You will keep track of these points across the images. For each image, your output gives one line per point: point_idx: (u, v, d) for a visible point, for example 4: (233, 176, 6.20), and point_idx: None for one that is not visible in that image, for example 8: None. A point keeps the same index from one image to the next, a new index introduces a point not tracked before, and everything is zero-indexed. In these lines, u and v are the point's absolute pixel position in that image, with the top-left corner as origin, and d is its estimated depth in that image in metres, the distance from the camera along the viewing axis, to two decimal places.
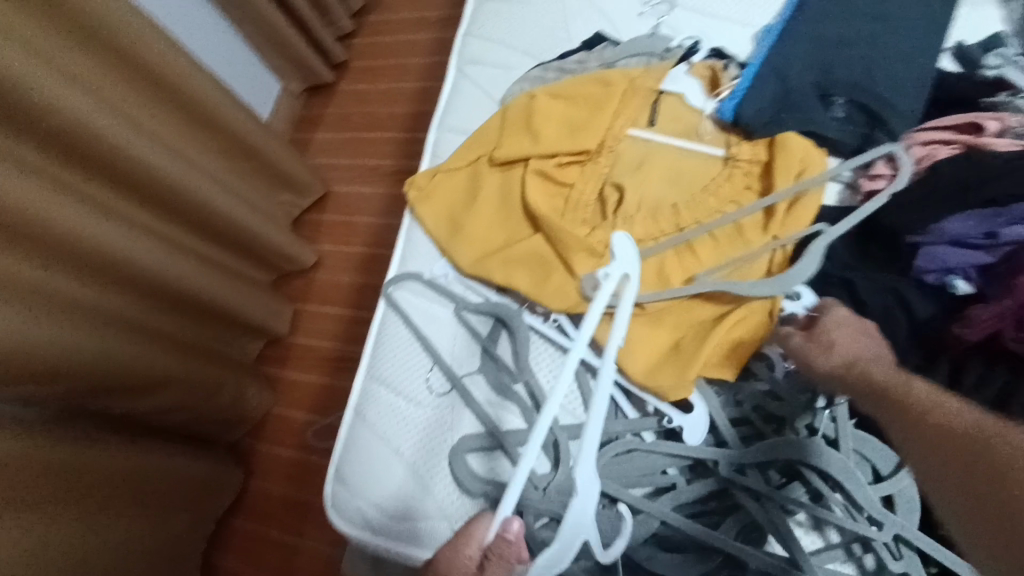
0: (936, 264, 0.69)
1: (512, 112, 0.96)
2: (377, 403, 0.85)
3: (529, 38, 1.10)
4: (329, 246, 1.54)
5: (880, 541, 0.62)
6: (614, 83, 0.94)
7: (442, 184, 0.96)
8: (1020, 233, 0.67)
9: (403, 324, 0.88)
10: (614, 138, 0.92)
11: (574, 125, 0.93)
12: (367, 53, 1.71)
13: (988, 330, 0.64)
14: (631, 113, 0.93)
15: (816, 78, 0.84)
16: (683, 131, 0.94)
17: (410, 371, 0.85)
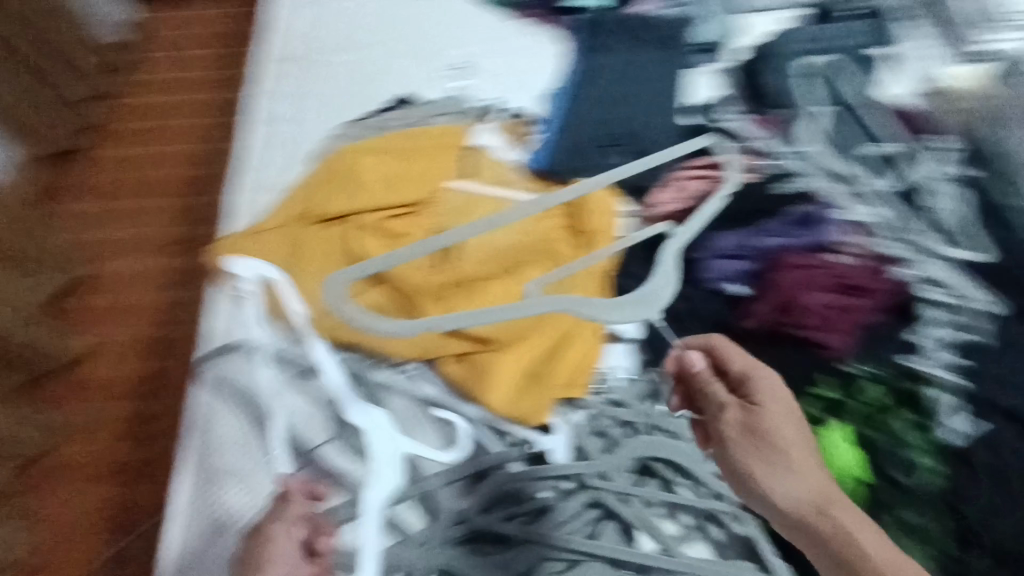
0: (714, 273, 0.83)
1: (332, 167, 0.98)
2: (209, 490, 0.76)
3: (331, 98, 1.10)
4: (94, 336, 1.24)
5: (723, 511, 0.71)
6: (428, 138, 0.99)
7: (257, 245, 0.90)
8: (765, 243, 0.84)
9: (228, 399, 0.81)
10: (435, 188, 0.94)
11: (394, 177, 0.95)
12: (125, 112, 1.49)
13: (761, 320, 0.80)
14: (448, 165, 0.97)
15: (597, 130, 0.98)
16: (498, 178, 0.96)
17: (244, 448, 0.77)
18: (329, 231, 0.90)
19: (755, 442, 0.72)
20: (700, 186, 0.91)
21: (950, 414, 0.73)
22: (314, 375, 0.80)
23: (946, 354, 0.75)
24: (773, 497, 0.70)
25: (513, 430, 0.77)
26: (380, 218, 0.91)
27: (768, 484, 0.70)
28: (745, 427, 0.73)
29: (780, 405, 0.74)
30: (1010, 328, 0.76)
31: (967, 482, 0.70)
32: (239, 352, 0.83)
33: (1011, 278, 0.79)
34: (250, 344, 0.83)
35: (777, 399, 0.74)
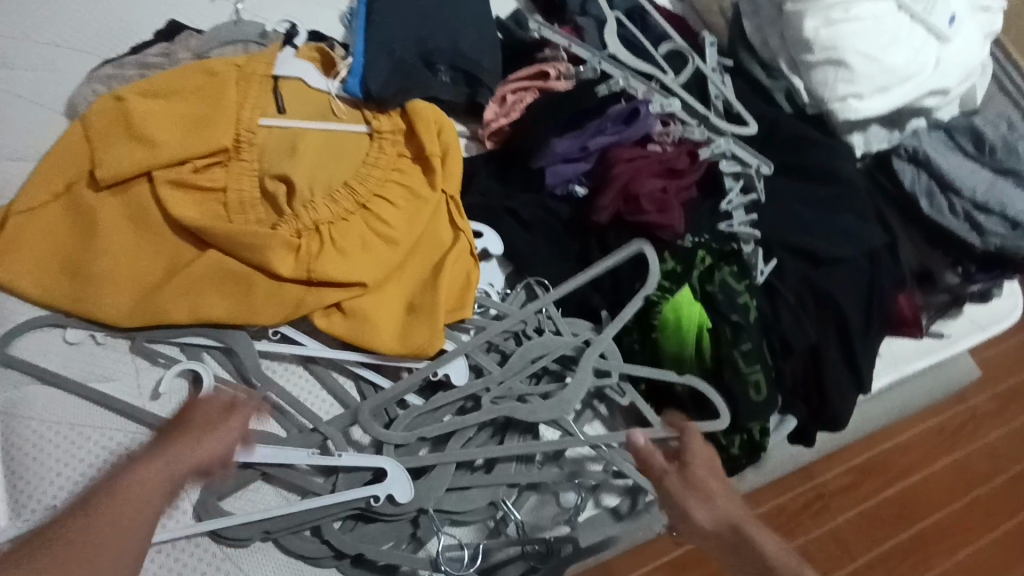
0: (559, 179, 0.88)
1: (100, 119, 0.78)
2: (44, 487, 0.66)
3: (76, 30, 0.88)
4: None
5: (612, 385, 0.77)
6: (224, 73, 0.84)
7: (23, 230, 0.74)
8: (600, 142, 0.88)
9: (39, 383, 0.70)
10: (250, 128, 0.82)
11: (193, 123, 0.80)
12: None
13: (611, 211, 0.83)
14: (260, 102, 0.84)
15: (416, 49, 0.90)
16: (325, 112, 0.89)
17: (80, 440, 0.68)
18: (128, 208, 0.77)
19: (691, 487, 0.64)
20: (527, 101, 0.95)
21: (762, 260, 0.84)
22: (168, 350, 0.75)
23: (749, 215, 0.86)
24: (705, 528, 0.61)
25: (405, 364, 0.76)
26: (193, 175, 0.79)
27: (709, 513, 0.61)
28: (682, 476, 0.65)
29: (706, 455, 0.67)
30: (785, 186, 0.92)
31: (783, 310, 0.81)
32: (51, 332, 0.73)
33: (780, 145, 0.94)
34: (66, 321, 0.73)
35: (700, 446, 0.67)
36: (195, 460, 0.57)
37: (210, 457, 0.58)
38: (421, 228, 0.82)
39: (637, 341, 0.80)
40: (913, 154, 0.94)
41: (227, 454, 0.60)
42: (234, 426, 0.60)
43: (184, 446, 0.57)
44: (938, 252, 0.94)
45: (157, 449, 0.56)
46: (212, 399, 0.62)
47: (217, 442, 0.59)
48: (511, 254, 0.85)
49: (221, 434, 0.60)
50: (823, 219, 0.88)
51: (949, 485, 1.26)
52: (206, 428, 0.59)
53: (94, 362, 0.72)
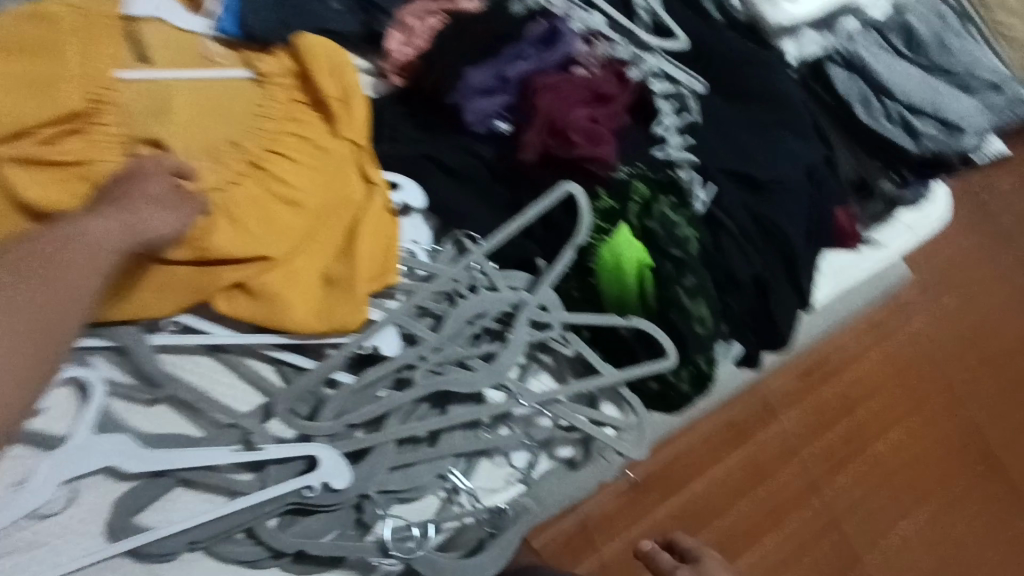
0: (477, 115, 0.78)
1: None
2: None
3: None
4: None
5: (555, 336, 0.73)
6: (61, 17, 0.67)
7: None
8: (518, 69, 0.79)
9: None
10: (108, 82, 0.67)
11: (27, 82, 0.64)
12: None
13: (538, 148, 0.75)
14: (115, 51, 0.69)
15: None
16: (199, 59, 0.76)
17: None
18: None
19: None
20: (432, 26, 0.83)
21: (700, 185, 0.79)
22: None
23: (683, 138, 0.81)
24: None
25: (328, 340, 0.69)
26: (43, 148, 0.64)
27: None
28: None
29: None
30: (719, 104, 0.86)
31: (723, 240, 0.78)
32: None
33: (711, 58, 0.88)
34: None
35: None
36: (145, 231, 0.57)
37: (161, 232, 0.58)
38: (331, 186, 0.73)
39: (576, 288, 0.76)
40: (849, 59, 0.92)
41: (175, 233, 0.60)
42: (189, 210, 0.60)
43: (135, 207, 0.57)
44: (871, 160, 0.92)
45: (110, 210, 0.55)
46: (164, 173, 0.61)
47: (168, 221, 0.59)
48: (433, 205, 0.77)
49: (175, 213, 0.60)
50: (757, 137, 0.83)
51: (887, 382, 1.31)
52: (162, 202, 0.59)
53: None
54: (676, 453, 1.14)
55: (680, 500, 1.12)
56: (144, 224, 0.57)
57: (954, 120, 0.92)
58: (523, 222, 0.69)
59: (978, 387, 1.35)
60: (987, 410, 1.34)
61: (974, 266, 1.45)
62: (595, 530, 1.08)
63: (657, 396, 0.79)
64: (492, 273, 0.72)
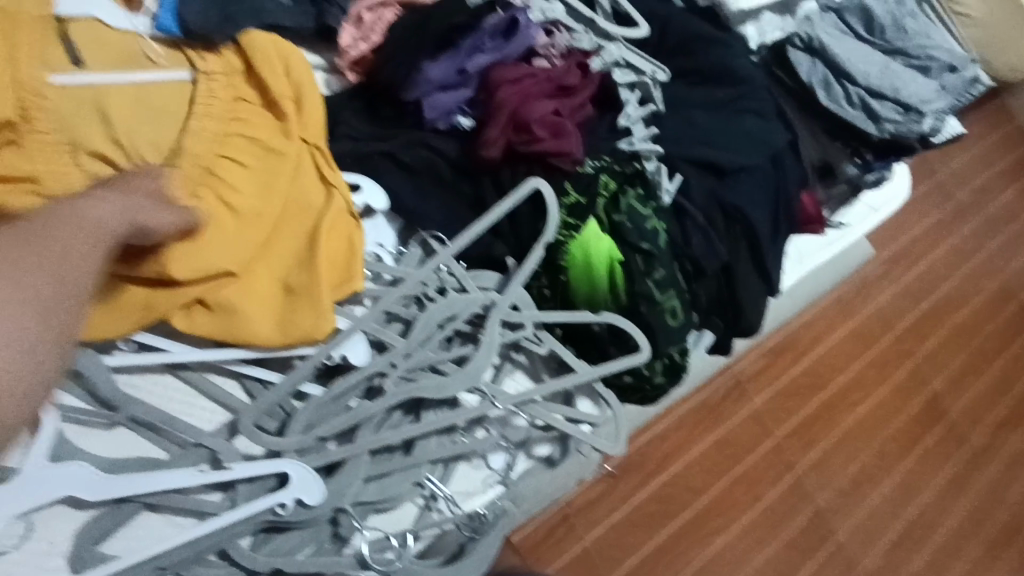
0: (438, 111, 0.76)
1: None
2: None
3: None
4: None
5: (527, 335, 0.72)
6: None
7: None
8: (479, 63, 0.77)
9: None
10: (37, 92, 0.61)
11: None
12: None
13: (502, 145, 0.73)
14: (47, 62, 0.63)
15: None
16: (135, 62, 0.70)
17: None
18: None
19: None
20: (386, 19, 0.81)
21: (666, 176, 0.78)
22: None
23: (648, 129, 0.80)
24: None
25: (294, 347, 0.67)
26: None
27: None
28: None
29: None
30: (683, 92, 0.85)
31: (692, 230, 0.78)
32: None
33: (673, 44, 0.87)
34: None
35: None
36: (141, 225, 0.49)
37: (156, 228, 0.50)
38: (289, 190, 0.70)
39: (547, 286, 0.75)
40: (809, 42, 0.91)
41: (168, 232, 0.52)
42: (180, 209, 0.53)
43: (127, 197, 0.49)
44: (834, 143, 0.93)
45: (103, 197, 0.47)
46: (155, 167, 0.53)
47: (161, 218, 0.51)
48: (396, 206, 0.75)
49: (171, 208, 0.52)
50: (722, 124, 0.83)
51: (858, 356, 1.34)
52: (154, 197, 0.51)
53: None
54: (654, 438, 1.15)
55: (659, 483, 1.13)
56: (145, 215, 0.49)
57: (912, 103, 0.91)
58: (489, 221, 0.68)
59: (939, 356, 1.40)
60: (948, 377, 1.39)
61: (929, 240, 1.50)
62: (577, 522, 1.06)
63: (633, 389, 0.79)
64: (461, 275, 0.71)
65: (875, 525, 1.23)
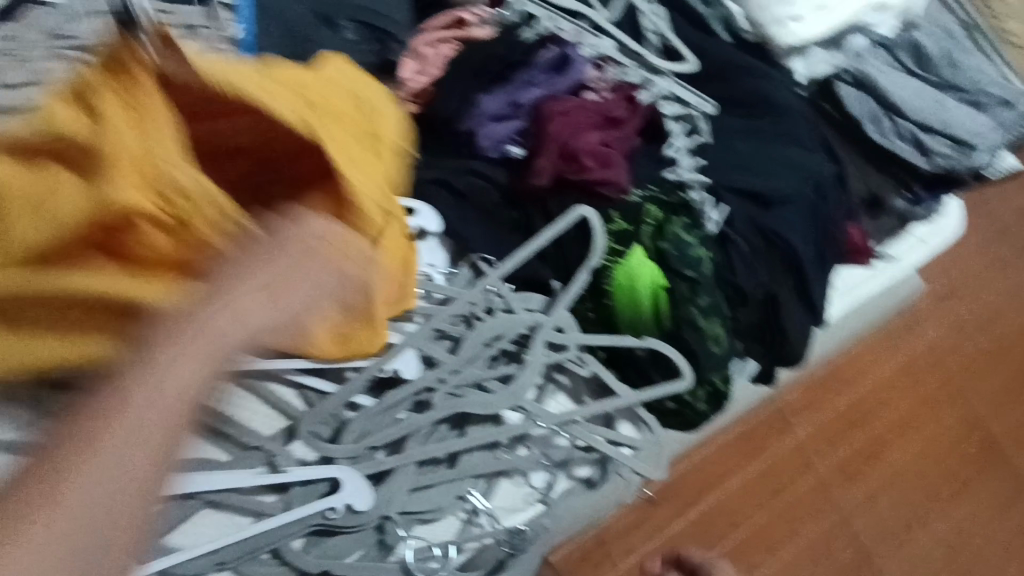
0: (490, 140, 0.80)
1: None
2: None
3: None
4: None
5: (570, 356, 0.74)
6: (60, 110, 0.55)
7: None
8: (531, 96, 0.81)
9: None
10: (156, 159, 0.55)
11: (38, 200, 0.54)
12: None
13: (550, 173, 0.76)
14: (164, 122, 0.56)
15: (311, 7, 0.81)
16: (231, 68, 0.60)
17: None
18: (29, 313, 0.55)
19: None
20: (444, 54, 0.85)
21: (712, 205, 0.80)
22: None
23: (693, 159, 0.82)
24: None
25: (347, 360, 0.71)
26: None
27: None
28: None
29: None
30: (730, 124, 0.86)
31: (737, 258, 0.79)
32: None
33: (720, 78, 0.89)
34: None
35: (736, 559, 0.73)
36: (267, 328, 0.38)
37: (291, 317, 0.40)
38: (392, 217, 0.66)
39: (592, 309, 0.77)
40: (856, 77, 0.92)
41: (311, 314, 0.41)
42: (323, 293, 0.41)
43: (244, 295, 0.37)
44: (883, 176, 0.93)
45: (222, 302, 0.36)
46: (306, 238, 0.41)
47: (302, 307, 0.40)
48: (448, 229, 0.78)
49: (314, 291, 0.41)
50: (768, 155, 0.84)
51: (908, 393, 1.30)
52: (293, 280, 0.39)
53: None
54: (694, 468, 1.14)
55: (698, 513, 1.11)
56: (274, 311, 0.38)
57: (962, 137, 0.91)
58: (536, 245, 0.71)
59: (996, 396, 1.35)
60: (1005, 418, 1.33)
61: (985, 276, 1.45)
62: (613, 548, 1.05)
63: (675, 415, 0.79)
64: (508, 296, 0.74)
65: (926, 568, 1.18)
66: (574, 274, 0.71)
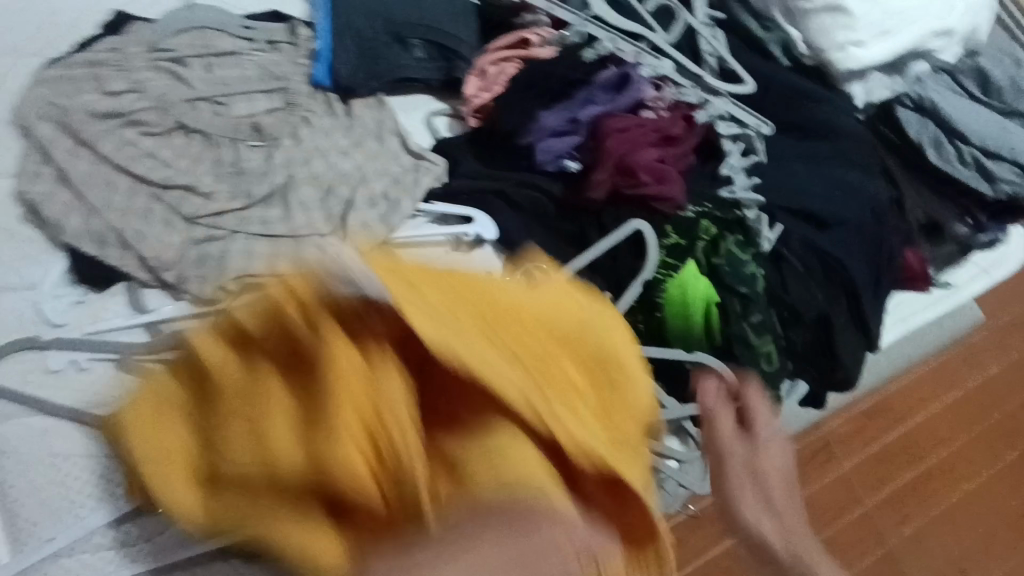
0: (549, 154, 0.83)
1: (140, 410, 0.51)
2: (43, 520, 0.62)
3: (17, 31, 0.81)
4: None
5: None
6: (289, 319, 0.50)
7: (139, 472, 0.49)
8: (590, 113, 0.83)
9: (20, 408, 0.65)
10: (380, 413, 0.46)
11: (246, 402, 0.47)
12: None
13: (606, 188, 0.78)
14: (399, 401, 0.47)
15: (384, 25, 0.86)
16: (487, 302, 0.53)
17: (78, 475, 0.63)
18: (222, 536, 0.48)
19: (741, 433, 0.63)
20: (507, 71, 0.89)
21: (767, 225, 0.80)
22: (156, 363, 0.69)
23: (748, 179, 0.83)
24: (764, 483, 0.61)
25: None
26: (189, 215, 0.73)
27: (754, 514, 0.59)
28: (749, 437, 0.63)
29: (773, 455, 0.62)
30: (786, 145, 0.87)
31: (791, 279, 0.79)
32: (32, 352, 0.68)
33: (778, 100, 0.90)
34: (45, 337, 0.68)
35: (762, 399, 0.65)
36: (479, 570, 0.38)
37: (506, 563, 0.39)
38: (632, 469, 0.49)
39: (642, 322, 0.77)
40: (919, 102, 0.92)
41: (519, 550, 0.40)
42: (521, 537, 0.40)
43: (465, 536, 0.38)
44: (943, 202, 0.92)
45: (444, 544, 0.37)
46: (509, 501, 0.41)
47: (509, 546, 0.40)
48: (505, 239, 0.81)
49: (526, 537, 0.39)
50: (825, 177, 0.84)
51: (963, 427, 1.26)
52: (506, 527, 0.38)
53: (97, 385, 0.67)
54: None
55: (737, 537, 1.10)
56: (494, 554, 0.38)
57: None
58: (591, 255, 0.74)
59: None
60: None
61: None
62: None
63: None
64: None
65: None
66: (628, 286, 0.73)
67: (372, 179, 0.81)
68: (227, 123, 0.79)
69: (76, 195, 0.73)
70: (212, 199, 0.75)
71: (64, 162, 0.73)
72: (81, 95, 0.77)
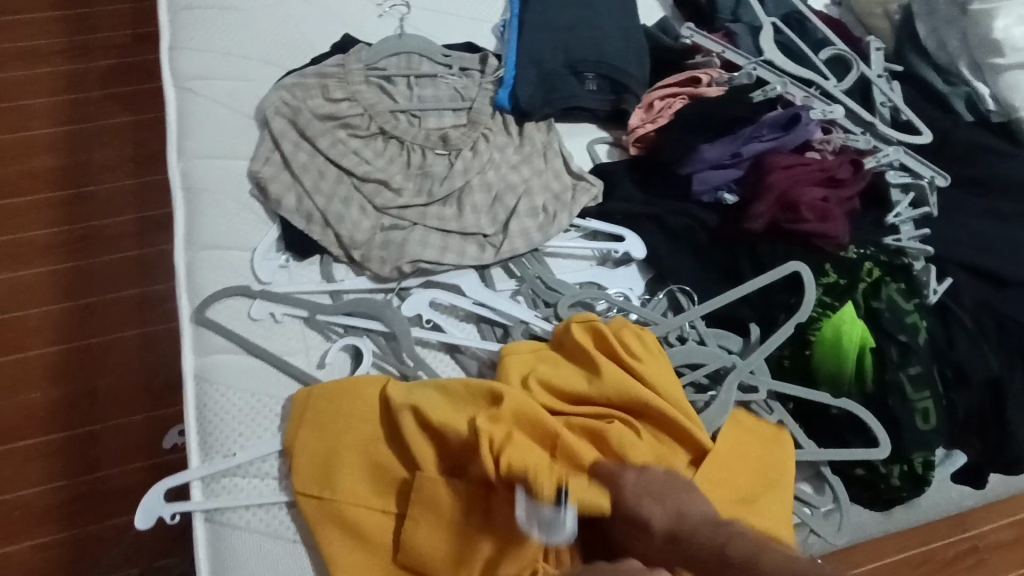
0: (707, 185, 0.86)
1: (343, 430, 0.70)
2: (228, 435, 0.73)
3: (268, 46, 1.00)
4: (20, 344, 1.17)
5: (759, 400, 0.75)
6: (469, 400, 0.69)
7: (333, 478, 0.68)
8: (753, 149, 0.86)
9: (226, 341, 0.78)
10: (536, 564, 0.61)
11: (440, 506, 0.65)
12: (3, 122, 1.34)
13: (765, 220, 0.80)
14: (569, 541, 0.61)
15: (564, 59, 0.95)
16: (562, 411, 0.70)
17: (262, 408, 0.75)
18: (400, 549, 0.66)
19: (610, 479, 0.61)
20: (673, 107, 0.94)
21: (935, 277, 0.77)
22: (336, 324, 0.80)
23: (918, 230, 0.81)
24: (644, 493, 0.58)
25: (535, 325, 0.79)
26: (380, 206, 0.85)
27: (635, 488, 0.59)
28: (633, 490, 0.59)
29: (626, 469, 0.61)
30: (962, 201, 0.84)
31: (960, 338, 0.74)
32: (241, 296, 0.80)
33: (957, 156, 0.87)
34: (254, 287, 0.81)
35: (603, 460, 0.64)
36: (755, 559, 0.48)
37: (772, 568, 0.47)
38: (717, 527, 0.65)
39: (787, 357, 0.76)
40: None
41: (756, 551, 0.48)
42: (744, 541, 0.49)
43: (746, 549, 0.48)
44: None
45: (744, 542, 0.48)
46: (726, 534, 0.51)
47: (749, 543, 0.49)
48: (653, 260, 0.84)
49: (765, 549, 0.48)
50: (1006, 239, 0.79)
51: None
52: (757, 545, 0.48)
53: (288, 336, 0.79)
54: None
55: None
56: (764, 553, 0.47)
57: None
58: (743, 290, 0.75)
59: None
60: None
61: None
62: None
63: (864, 485, 0.74)
64: (703, 332, 0.77)
65: None
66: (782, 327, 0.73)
67: (536, 192, 0.88)
68: (421, 132, 0.91)
69: (293, 178, 0.86)
70: (400, 195, 0.86)
71: (288, 150, 0.87)
72: (311, 100, 0.91)
